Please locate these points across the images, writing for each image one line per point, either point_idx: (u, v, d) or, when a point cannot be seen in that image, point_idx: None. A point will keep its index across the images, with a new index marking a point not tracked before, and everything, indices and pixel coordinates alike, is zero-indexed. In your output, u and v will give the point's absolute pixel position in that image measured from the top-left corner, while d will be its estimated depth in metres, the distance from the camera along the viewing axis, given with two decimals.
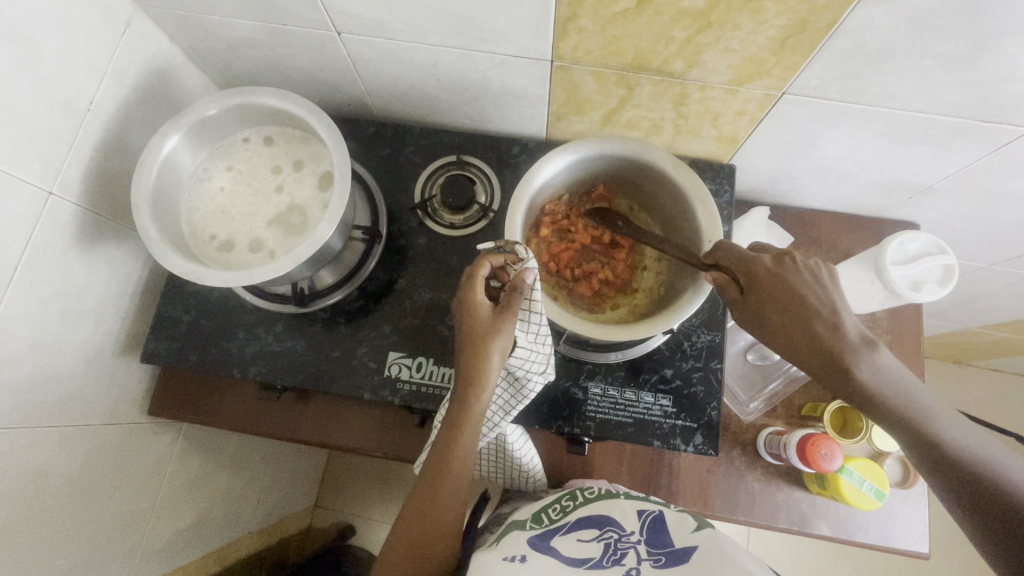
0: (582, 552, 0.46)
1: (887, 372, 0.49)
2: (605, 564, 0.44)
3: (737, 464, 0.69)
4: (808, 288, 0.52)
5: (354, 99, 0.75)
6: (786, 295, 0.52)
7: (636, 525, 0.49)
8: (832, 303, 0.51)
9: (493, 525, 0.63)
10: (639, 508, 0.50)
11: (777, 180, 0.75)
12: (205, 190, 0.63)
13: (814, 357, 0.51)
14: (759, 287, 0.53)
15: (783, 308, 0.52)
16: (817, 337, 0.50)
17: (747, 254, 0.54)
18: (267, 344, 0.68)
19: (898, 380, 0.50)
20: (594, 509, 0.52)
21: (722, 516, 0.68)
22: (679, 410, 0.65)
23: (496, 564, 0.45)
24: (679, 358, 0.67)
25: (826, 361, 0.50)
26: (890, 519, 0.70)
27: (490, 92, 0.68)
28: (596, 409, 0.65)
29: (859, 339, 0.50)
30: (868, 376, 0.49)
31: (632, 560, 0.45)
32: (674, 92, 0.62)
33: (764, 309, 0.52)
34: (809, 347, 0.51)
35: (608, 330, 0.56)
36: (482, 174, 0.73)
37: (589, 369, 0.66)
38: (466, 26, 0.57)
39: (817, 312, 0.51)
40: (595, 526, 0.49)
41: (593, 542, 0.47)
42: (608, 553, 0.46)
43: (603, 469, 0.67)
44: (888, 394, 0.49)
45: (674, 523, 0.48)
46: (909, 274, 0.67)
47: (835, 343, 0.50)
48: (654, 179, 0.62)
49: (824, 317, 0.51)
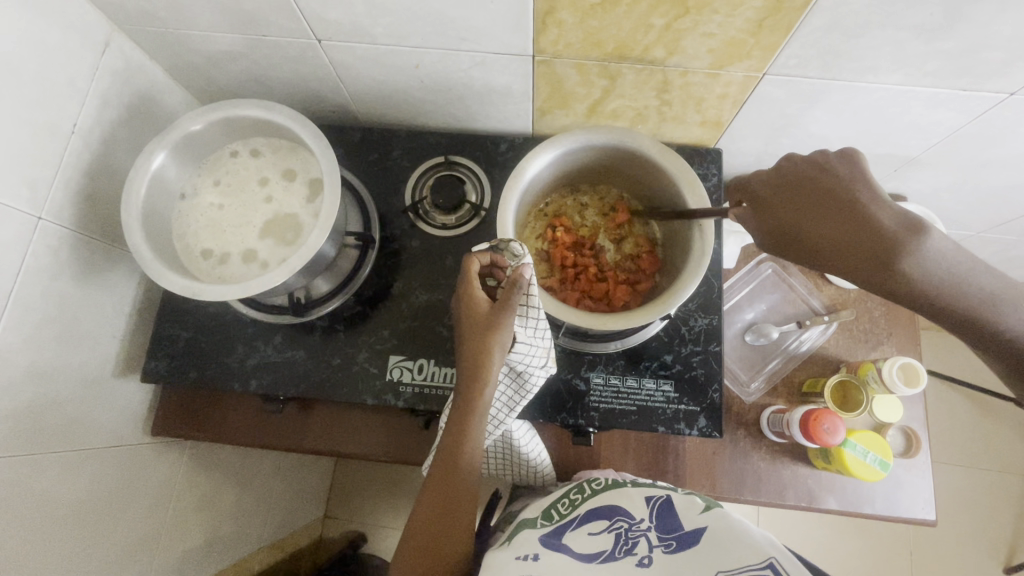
0: (593, 547, 0.47)
1: (935, 255, 0.43)
2: (617, 556, 0.45)
3: (742, 445, 0.70)
4: (823, 186, 0.48)
5: (338, 107, 0.75)
6: (795, 200, 0.49)
7: (646, 513, 0.49)
8: (861, 192, 0.47)
9: (503, 524, 0.64)
10: (647, 496, 0.51)
11: (763, 161, 0.76)
12: (195, 206, 0.63)
13: (855, 260, 0.45)
14: (772, 205, 0.50)
15: (800, 211, 0.49)
16: (855, 230, 0.46)
17: (745, 181, 0.53)
18: (266, 355, 0.68)
19: (954, 263, 0.43)
20: (603, 500, 0.52)
21: (730, 498, 0.68)
22: (681, 395, 0.65)
23: (510, 563, 0.46)
24: (677, 343, 0.67)
25: (860, 252, 0.45)
26: (896, 488, 0.71)
27: (474, 91, 0.68)
28: (599, 399, 0.65)
29: (903, 224, 0.44)
30: (919, 267, 0.43)
31: (644, 548, 0.45)
32: (657, 80, 0.62)
33: (783, 222, 0.50)
34: (838, 245, 0.46)
35: (635, 317, 0.56)
36: (471, 173, 0.74)
37: (589, 360, 0.67)
38: (446, 26, 0.57)
39: (845, 207, 0.47)
40: (605, 517, 0.50)
41: (604, 534, 0.48)
42: (619, 543, 0.46)
43: (610, 459, 0.68)
44: (940, 284, 0.43)
45: (683, 505, 0.48)
46: None
47: (869, 233, 0.45)
48: (641, 166, 0.63)
49: (855, 210, 0.46)
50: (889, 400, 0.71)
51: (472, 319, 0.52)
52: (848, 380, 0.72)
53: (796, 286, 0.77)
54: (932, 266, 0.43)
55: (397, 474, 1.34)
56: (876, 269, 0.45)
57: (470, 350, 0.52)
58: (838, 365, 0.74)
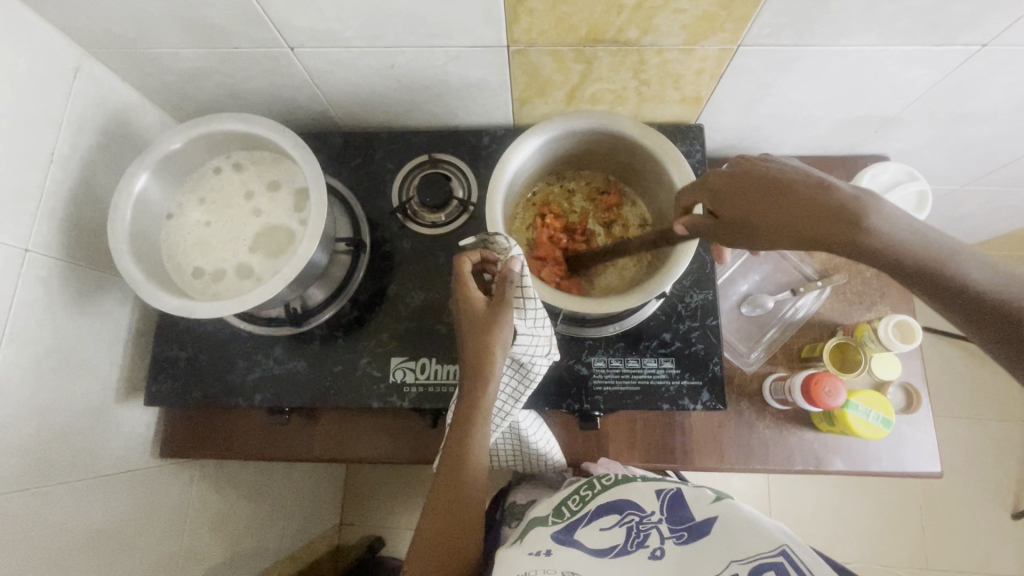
0: (606, 541, 0.48)
1: (896, 216, 0.40)
2: (630, 549, 0.46)
3: (747, 415, 0.71)
4: (766, 167, 0.46)
5: (317, 114, 0.74)
6: (746, 182, 0.46)
7: (656, 506, 0.50)
8: (803, 170, 0.44)
9: (511, 515, 0.68)
10: (657, 489, 0.51)
11: (745, 133, 0.76)
12: (182, 225, 0.62)
13: (818, 230, 0.41)
14: (723, 199, 0.47)
15: (751, 190, 0.45)
16: (809, 199, 0.42)
17: (705, 176, 0.50)
18: (268, 368, 0.68)
19: (913, 223, 0.40)
20: (612, 494, 0.53)
21: (739, 468, 0.69)
22: (683, 371, 0.66)
23: (523, 561, 0.47)
24: (675, 320, 0.67)
25: (823, 220, 0.41)
26: (901, 444, 0.72)
27: (451, 87, 0.68)
28: (602, 382, 0.66)
29: (856, 189, 0.41)
30: (886, 227, 0.39)
31: (656, 540, 0.46)
32: (633, 61, 0.62)
33: (736, 212, 0.46)
34: (797, 216, 0.42)
35: (626, 300, 0.56)
36: (456, 169, 0.73)
37: (590, 345, 0.67)
38: (417, 24, 0.57)
39: (794, 181, 0.43)
40: (614, 511, 0.51)
41: (615, 527, 0.49)
42: (632, 536, 0.47)
43: (618, 441, 0.69)
44: (911, 242, 0.39)
45: (692, 496, 0.49)
46: None
47: (827, 198, 0.41)
48: (624, 148, 0.63)
49: (804, 181, 0.43)
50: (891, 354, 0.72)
51: (470, 316, 0.52)
52: (845, 342, 0.73)
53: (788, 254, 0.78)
54: (900, 229, 0.39)
55: (409, 476, 1.35)
56: (823, 241, 0.41)
57: (472, 348, 0.52)
58: (835, 328, 0.75)
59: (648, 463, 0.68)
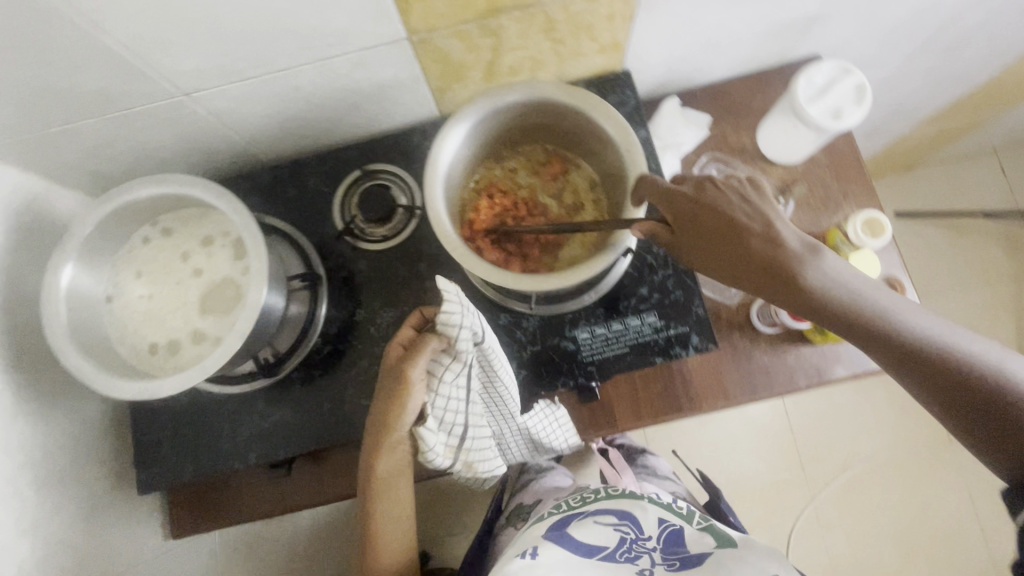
0: (596, 540, 0.59)
1: (831, 273, 0.50)
2: (618, 560, 0.57)
3: (742, 346, 0.70)
4: (729, 204, 0.53)
5: (238, 155, 0.71)
6: (708, 213, 0.52)
7: (654, 531, 0.59)
8: (759, 218, 0.52)
9: (513, 516, 0.85)
10: (662, 516, 0.59)
11: (674, 67, 0.74)
12: (125, 305, 0.59)
13: (759, 277, 0.51)
14: (689, 221, 0.53)
15: (709, 227, 0.52)
16: (755, 250, 0.51)
17: (670, 188, 0.53)
18: (256, 424, 0.66)
19: (844, 279, 0.50)
20: (617, 504, 0.61)
21: (746, 400, 0.69)
22: (667, 321, 0.65)
23: (512, 561, 0.55)
24: (648, 273, 0.66)
25: (762, 268, 0.51)
26: None
27: (365, 94, 0.65)
28: (591, 352, 0.65)
29: (801, 247, 0.51)
30: (818, 281, 0.49)
31: (645, 562, 0.57)
32: (540, 22, 0.60)
33: (695, 244, 0.53)
34: (742, 261, 0.51)
35: (576, 274, 0.54)
36: (394, 177, 0.71)
37: (570, 319, 0.66)
38: (308, 38, 0.54)
39: (745, 227, 0.52)
40: (614, 517, 0.60)
41: (609, 531, 0.59)
42: (622, 548, 0.58)
43: (622, 406, 0.68)
44: (839, 296, 0.49)
45: (693, 538, 0.57)
46: (825, 105, 0.67)
47: (769, 251, 0.51)
48: (552, 113, 0.60)
49: (755, 231, 0.52)
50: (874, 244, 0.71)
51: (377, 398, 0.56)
52: None
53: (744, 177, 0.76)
54: (829, 284, 0.49)
55: None
56: (769, 282, 0.51)
57: (378, 413, 0.56)
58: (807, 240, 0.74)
59: (655, 419, 0.68)
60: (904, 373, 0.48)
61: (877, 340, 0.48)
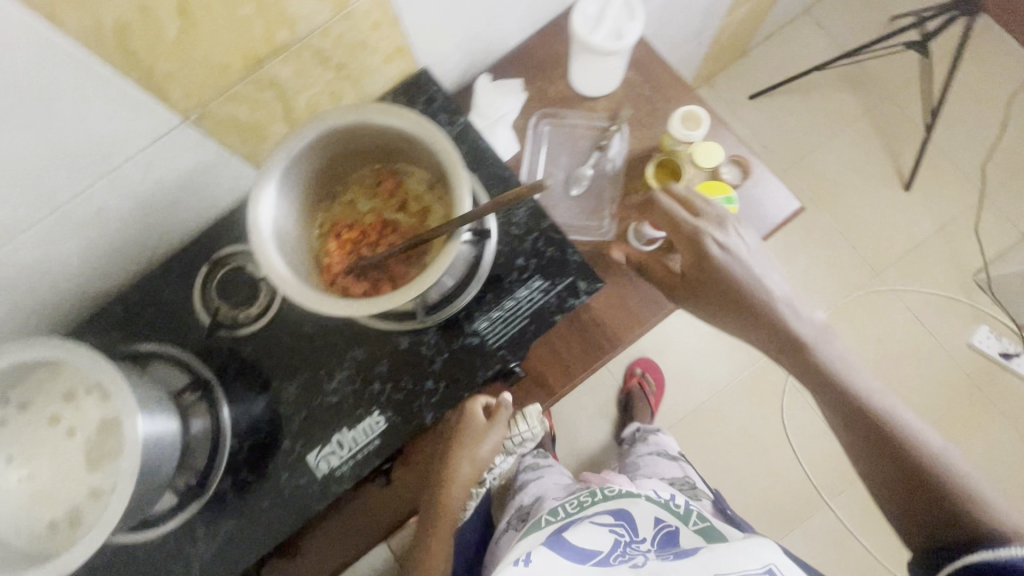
0: (593, 545, 0.67)
1: (821, 333, 0.64)
2: (610, 560, 0.66)
3: (634, 271, 0.73)
4: (740, 262, 0.64)
5: (81, 297, 0.67)
6: (715, 268, 0.63)
7: (648, 535, 0.70)
8: (771, 287, 0.65)
9: (517, 517, 0.90)
10: (656, 520, 0.72)
11: (469, 48, 0.76)
12: (5, 496, 0.55)
13: (754, 329, 0.65)
14: (693, 272, 0.65)
15: (717, 280, 0.64)
16: (761, 314, 0.64)
17: (682, 228, 0.64)
18: (204, 552, 0.62)
19: (828, 340, 0.64)
20: (615, 504, 0.74)
21: (657, 317, 0.72)
22: (552, 279, 0.66)
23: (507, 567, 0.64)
24: (518, 243, 0.67)
25: (760, 320, 0.64)
26: (759, 207, 0.76)
27: (178, 187, 0.63)
28: (496, 338, 0.65)
29: (805, 319, 0.65)
30: (811, 338, 0.63)
31: (637, 558, 0.65)
32: (310, 55, 0.59)
33: (697, 287, 0.65)
34: (742, 310, 0.64)
35: (424, 277, 0.52)
36: (245, 253, 0.68)
37: (464, 315, 0.65)
38: (78, 157, 0.52)
39: (753, 290, 0.64)
40: (612, 519, 0.72)
41: (606, 535, 0.69)
42: (615, 551, 0.67)
43: (552, 370, 0.71)
44: (822, 355, 0.63)
45: (682, 538, 0.69)
46: (609, 28, 0.69)
47: (773, 314, 0.64)
48: (355, 134, 0.59)
49: (759, 296, 0.64)
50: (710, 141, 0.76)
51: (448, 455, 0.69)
52: (661, 160, 0.76)
53: (575, 122, 0.80)
54: (823, 348, 0.64)
55: None
56: (756, 328, 0.64)
57: (438, 454, 0.69)
58: (649, 154, 0.77)
59: (587, 371, 0.71)
60: (867, 450, 0.61)
61: (838, 395, 0.63)
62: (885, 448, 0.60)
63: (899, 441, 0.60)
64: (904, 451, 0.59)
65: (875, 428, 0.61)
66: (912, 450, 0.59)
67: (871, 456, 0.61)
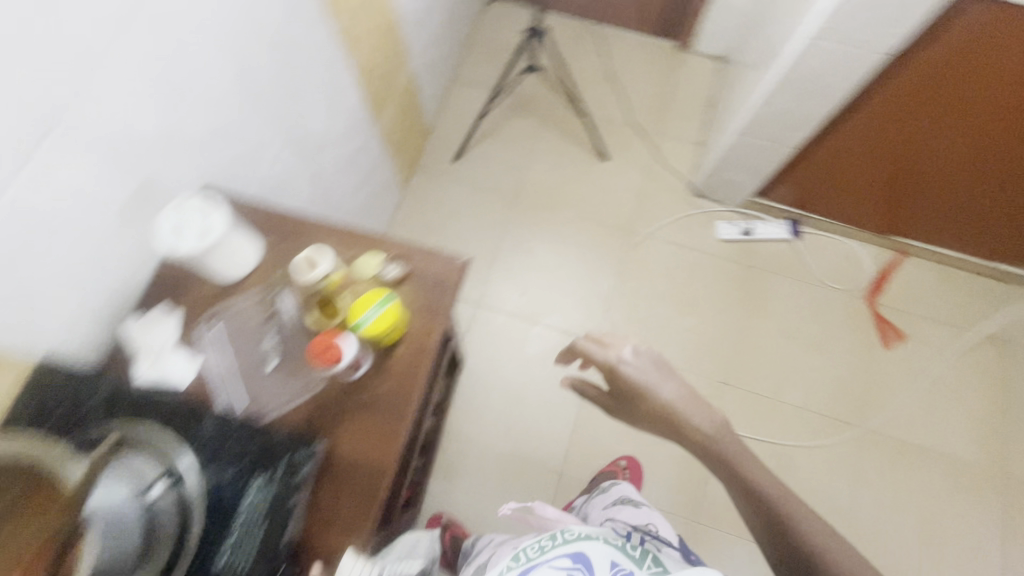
0: None
1: (718, 427, 0.86)
2: None
3: (359, 399, 0.75)
4: (649, 385, 0.86)
5: None
6: (628, 386, 0.87)
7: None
8: (680, 400, 0.86)
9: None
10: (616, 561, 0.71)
11: (95, 314, 0.75)
12: None
13: (667, 425, 0.88)
14: (618, 390, 0.90)
15: (628, 396, 0.89)
16: (669, 418, 0.87)
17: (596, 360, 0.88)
18: None
19: (725, 437, 0.86)
20: (578, 549, 0.71)
21: (404, 426, 0.73)
22: (269, 469, 0.65)
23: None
24: (219, 459, 0.66)
25: (662, 420, 0.88)
26: (434, 281, 0.82)
27: None
28: (241, 563, 0.61)
29: (710, 424, 0.86)
30: (710, 431, 0.86)
31: None
32: None
33: (627, 403, 0.91)
34: (653, 413, 0.88)
35: None
36: None
37: (197, 565, 0.60)
38: None
39: (661, 404, 0.86)
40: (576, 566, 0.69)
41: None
42: None
43: (332, 541, 0.67)
44: (721, 444, 0.85)
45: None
46: (200, 231, 0.75)
47: (674, 415, 0.86)
48: None
49: (665, 408, 0.86)
50: (374, 250, 0.84)
51: None
52: (327, 296, 0.80)
53: (242, 307, 0.81)
54: (726, 441, 0.86)
55: None
56: (660, 421, 0.88)
57: None
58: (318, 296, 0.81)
59: (379, 489, 0.69)
60: (758, 522, 0.81)
61: (741, 485, 0.83)
62: (769, 524, 0.79)
63: (785, 522, 0.78)
64: (788, 528, 0.77)
65: (765, 509, 0.80)
66: (797, 533, 0.76)
67: (762, 530, 0.80)
